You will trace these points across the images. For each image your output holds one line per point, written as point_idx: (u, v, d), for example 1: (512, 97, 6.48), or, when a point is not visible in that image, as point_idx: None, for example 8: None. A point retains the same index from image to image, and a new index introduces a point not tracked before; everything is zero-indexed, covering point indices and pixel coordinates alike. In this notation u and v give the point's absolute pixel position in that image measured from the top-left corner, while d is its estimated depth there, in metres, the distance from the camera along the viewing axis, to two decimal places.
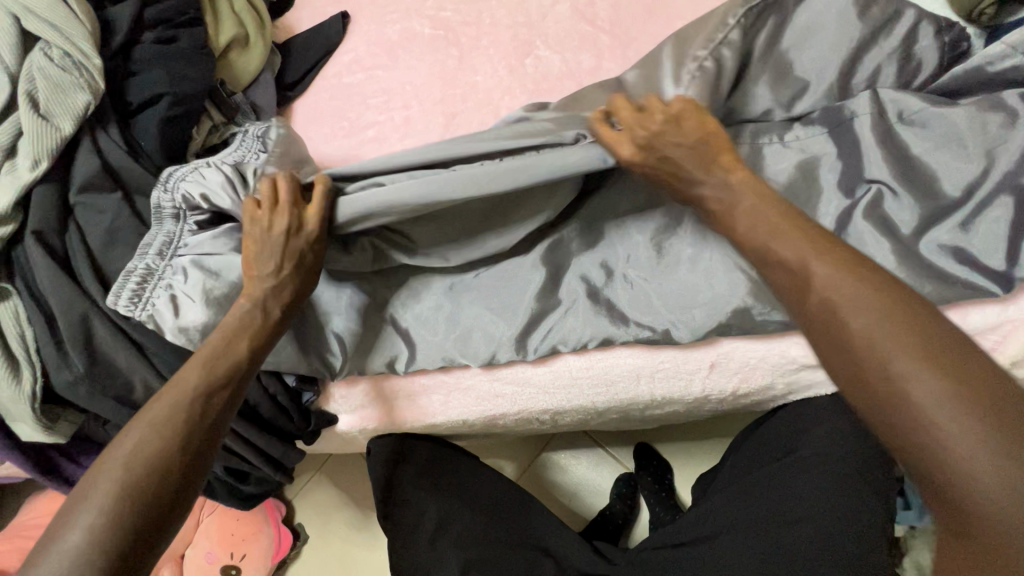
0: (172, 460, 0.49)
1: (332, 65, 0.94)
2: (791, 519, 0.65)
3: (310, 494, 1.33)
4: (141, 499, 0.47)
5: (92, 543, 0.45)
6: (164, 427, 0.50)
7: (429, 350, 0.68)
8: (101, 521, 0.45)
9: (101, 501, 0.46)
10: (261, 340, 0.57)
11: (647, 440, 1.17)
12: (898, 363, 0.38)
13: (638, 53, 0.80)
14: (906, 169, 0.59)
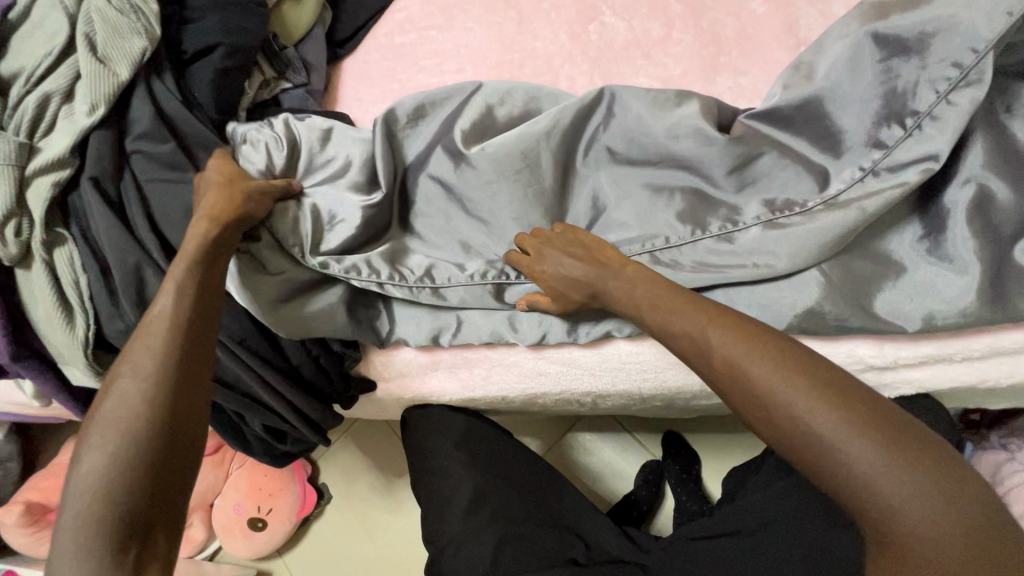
0: (149, 379, 0.48)
1: (385, 24, 0.91)
2: (839, 520, 0.64)
3: (335, 455, 1.35)
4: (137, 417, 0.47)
5: (103, 474, 0.45)
6: (134, 379, 0.48)
7: (478, 324, 0.67)
8: (106, 453, 0.46)
9: (103, 434, 0.46)
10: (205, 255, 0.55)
11: (676, 429, 1.15)
12: (753, 373, 0.45)
13: (713, 22, 0.74)
14: (1005, 165, 0.55)
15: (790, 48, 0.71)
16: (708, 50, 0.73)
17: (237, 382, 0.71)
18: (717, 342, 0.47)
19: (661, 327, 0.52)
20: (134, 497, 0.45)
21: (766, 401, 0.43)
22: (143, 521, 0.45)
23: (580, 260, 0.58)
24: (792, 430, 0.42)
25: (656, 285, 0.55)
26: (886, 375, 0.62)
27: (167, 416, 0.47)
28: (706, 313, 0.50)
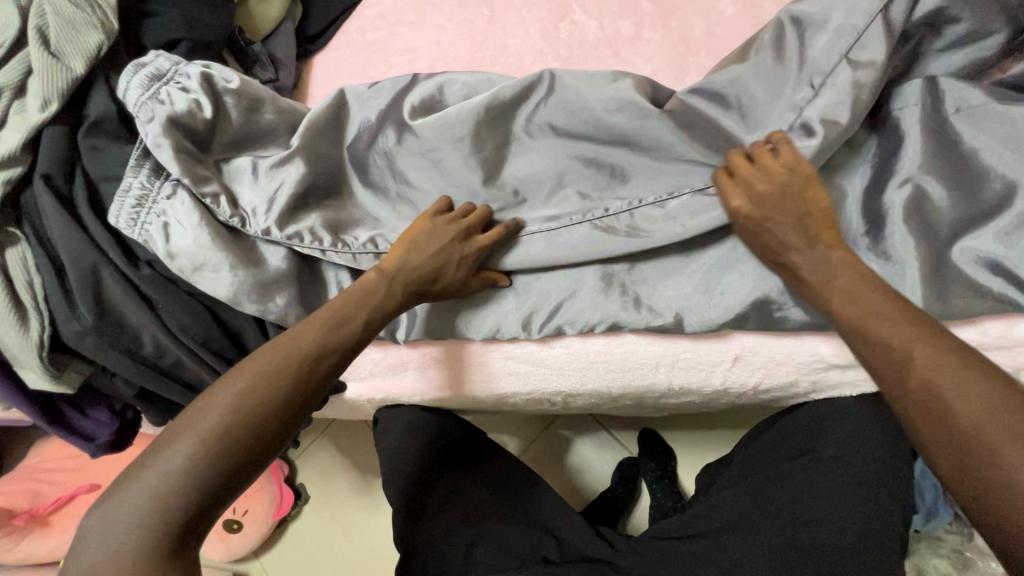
0: (278, 398, 0.49)
1: (356, 19, 0.90)
2: (807, 519, 0.65)
3: (312, 455, 1.34)
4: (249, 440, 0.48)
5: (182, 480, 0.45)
6: (255, 395, 0.49)
7: (432, 318, 0.66)
8: (198, 458, 0.46)
9: (195, 437, 0.47)
10: (375, 317, 0.56)
11: (653, 427, 1.16)
12: (976, 407, 0.39)
13: (682, 21, 0.74)
14: (956, 168, 0.56)
15: None
16: (677, 49, 0.73)
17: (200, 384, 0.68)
18: (922, 357, 0.42)
19: (853, 317, 0.46)
20: (196, 499, 0.46)
21: (962, 403, 0.39)
22: (194, 525, 0.46)
23: (782, 219, 0.51)
24: (972, 438, 0.38)
25: (863, 280, 0.48)
26: (848, 372, 0.63)
27: (252, 423, 0.48)
28: (914, 325, 0.43)
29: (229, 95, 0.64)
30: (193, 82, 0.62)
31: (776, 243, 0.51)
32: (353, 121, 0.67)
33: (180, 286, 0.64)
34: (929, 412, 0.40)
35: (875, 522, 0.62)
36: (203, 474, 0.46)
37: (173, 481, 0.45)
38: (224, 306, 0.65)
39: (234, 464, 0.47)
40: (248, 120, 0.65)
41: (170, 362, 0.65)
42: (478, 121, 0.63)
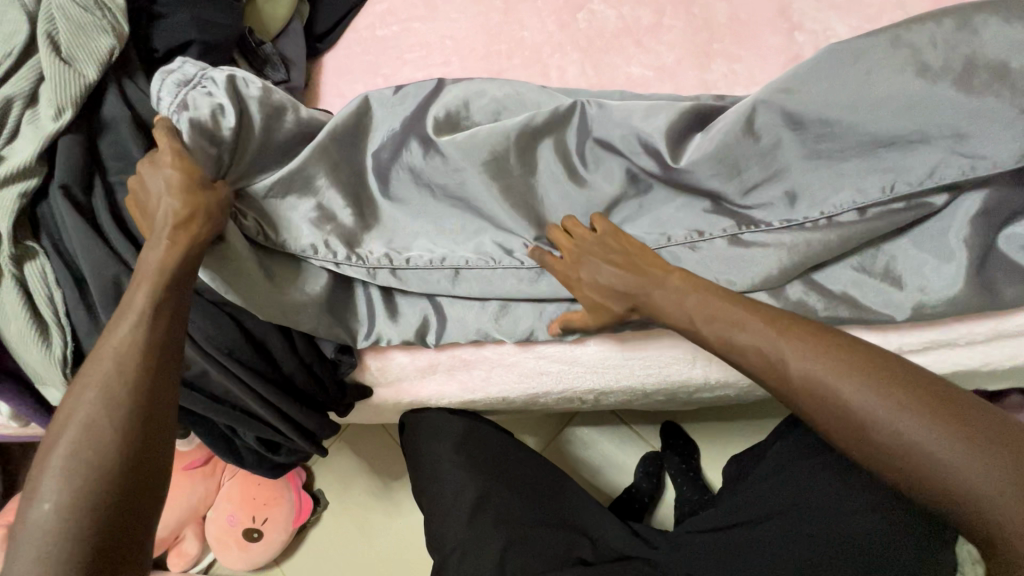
0: (116, 392, 0.46)
1: (365, 16, 0.88)
2: (852, 508, 0.64)
3: (329, 460, 1.33)
4: (97, 441, 0.45)
5: (68, 503, 0.43)
6: (100, 402, 0.46)
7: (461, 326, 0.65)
8: (69, 479, 0.44)
9: (60, 458, 0.44)
10: (188, 257, 0.52)
11: (675, 420, 1.15)
12: (864, 400, 0.44)
13: (704, 7, 0.72)
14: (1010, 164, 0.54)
15: (784, 31, 0.68)
16: (701, 36, 0.71)
17: (227, 394, 0.68)
18: (800, 371, 0.47)
19: (717, 335, 0.51)
20: (92, 516, 0.43)
21: (833, 401, 0.45)
22: (123, 538, 0.44)
23: (617, 265, 0.56)
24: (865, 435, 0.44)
25: (713, 291, 0.53)
26: None
27: (108, 426, 0.45)
28: (768, 321, 0.49)
29: (255, 105, 0.60)
30: (220, 87, 0.58)
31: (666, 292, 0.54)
32: (376, 130, 0.64)
33: (203, 297, 0.64)
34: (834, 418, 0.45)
35: (919, 504, 0.62)
36: (93, 491, 0.44)
37: (61, 507, 0.43)
38: (249, 314, 0.65)
39: (109, 475, 0.44)
40: (270, 128, 0.61)
41: (195, 373, 0.65)
42: (507, 141, 0.60)
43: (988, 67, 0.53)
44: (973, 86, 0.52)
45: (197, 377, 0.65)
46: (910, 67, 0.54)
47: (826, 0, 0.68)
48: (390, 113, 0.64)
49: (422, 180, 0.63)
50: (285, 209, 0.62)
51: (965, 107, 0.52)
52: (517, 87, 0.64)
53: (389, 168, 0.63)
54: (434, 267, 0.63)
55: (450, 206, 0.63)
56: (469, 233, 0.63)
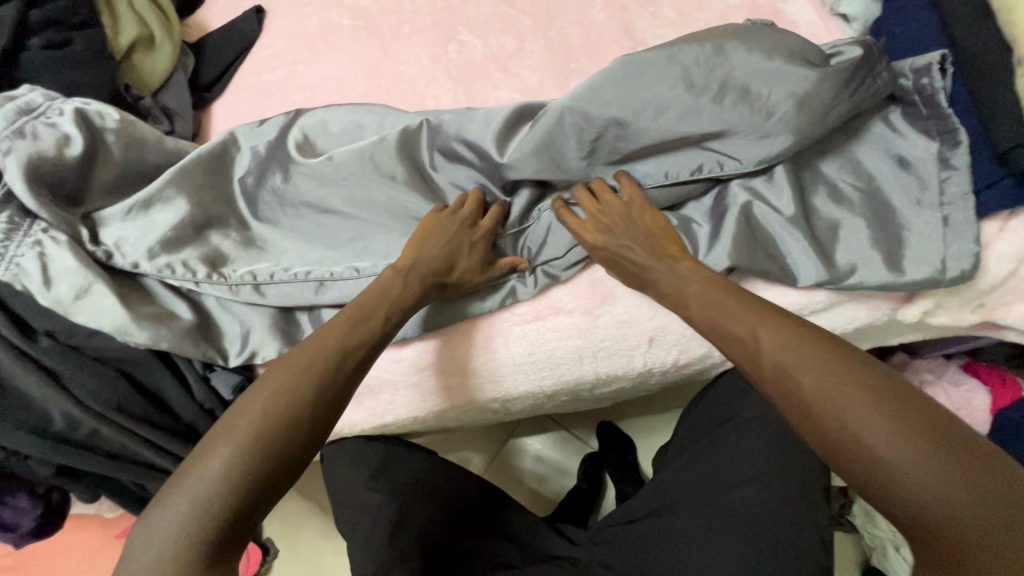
0: (296, 411, 0.49)
1: (250, 62, 0.90)
2: (736, 479, 0.67)
3: (275, 508, 1.28)
4: (257, 461, 0.46)
5: (202, 514, 0.44)
6: (275, 421, 0.48)
7: None
8: (217, 492, 0.45)
9: (214, 470, 0.45)
10: (400, 308, 0.59)
11: (611, 420, 1.19)
12: (806, 377, 0.45)
13: (559, 31, 0.78)
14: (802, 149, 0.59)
15: (629, 48, 0.75)
16: (559, 58, 0.77)
17: (126, 450, 0.67)
18: (767, 343, 0.48)
19: (705, 319, 0.53)
20: (244, 508, 0.45)
21: (822, 407, 0.43)
22: (225, 559, 0.44)
23: (638, 248, 0.58)
24: (845, 446, 0.42)
25: (707, 281, 0.55)
26: None
27: (264, 442, 0.47)
28: (736, 302, 0.52)
29: (109, 133, 0.66)
30: (68, 119, 0.64)
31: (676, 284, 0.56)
32: (242, 157, 0.70)
33: (86, 354, 0.63)
34: (784, 395, 0.46)
35: (790, 467, 0.66)
36: (240, 480, 0.45)
37: (220, 497, 0.44)
38: (137, 366, 0.65)
39: (266, 470, 0.47)
40: (129, 157, 0.67)
41: (86, 433, 0.64)
42: (362, 159, 0.67)
43: (744, 85, 0.58)
44: (732, 100, 0.58)
45: (89, 437, 0.65)
46: (680, 80, 0.59)
47: (663, 18, 0.75)
48: (255, 141, 0.71)
49: (286, 200, 0.69)
50: (150, 245, 0.64)
51: (722, 113, 0.59)
52: (370, 109, 0.71)
53: (255, 192, 0.69)
54: (298, 278, 0.65)
55: (313, 224, 0.68)
56: (331, 242, 0.67)
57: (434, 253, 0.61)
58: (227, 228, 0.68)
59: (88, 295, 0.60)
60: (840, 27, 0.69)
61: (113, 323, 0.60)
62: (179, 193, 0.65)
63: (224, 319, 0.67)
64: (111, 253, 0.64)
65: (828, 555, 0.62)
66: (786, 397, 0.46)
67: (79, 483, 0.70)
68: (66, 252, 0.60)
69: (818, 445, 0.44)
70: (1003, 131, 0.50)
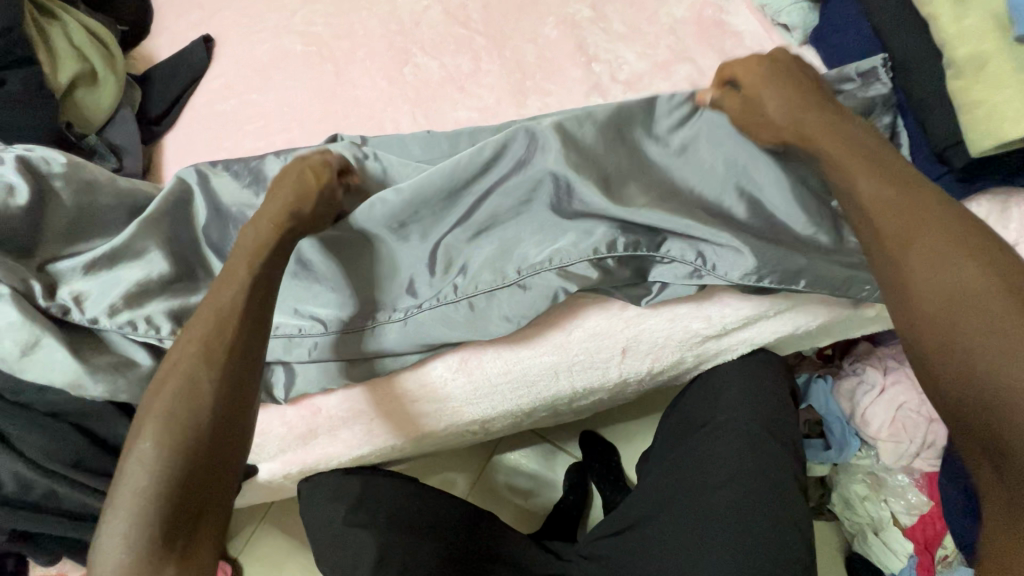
0: (204, 376, 0.48)
1: (201, 93, 0.88)
2: (717, 483, 0.68)
3: (256, 546, 1.19)
4: (183, 426, 0.46)
5: (148, 472, 0.44)
6: (189, 391, 0.48)
7: (309, 378, 0.66)
8: (153, 450, 0.45)
9: (153, 429, 0.46)
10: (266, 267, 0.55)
11: (593, 428, 1.19)
12: (917, 240, 0.45)
13: (514, 50, 0.79)
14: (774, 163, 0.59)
15: (583, 63, 0.75)
16: (515, 76, 0.77)
17: (85, 508, 0.63)
18: (868, 195, 0.48)
19: (836, 156, 0.51)
20: (172, 479, 0.45)
21: (936, 292, 0.43)
22: (175, 522, 0.44)
23: (790, 105, 0.54)
24: (956, 348, 0.41)
25: (840, 134, 0.52)
26: (724, 340, 0.68)
27: (189, 406, 0.47)
28: (846, 145, 0.51)
29: (57, 178, 0.63)
30: (10, 167, 0.60)
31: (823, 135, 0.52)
32: (202, 196, 0.67)
33: (38, 410, 0.59)
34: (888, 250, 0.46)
35: (768, 467, 0.67)
36: (194, 425, 0.47)
37: (156, 474, 0.44)
38: (95, 419, 0.61)
39: (205, 438, 0.47)
40: (80, 201, 0.64)
41: (41, 495, 0.60)
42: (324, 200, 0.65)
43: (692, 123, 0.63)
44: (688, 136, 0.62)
45: (44, 498, 0.61)
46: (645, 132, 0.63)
47: (614, 33, 0.76)
48: (210, 179, 0.67)
49: None
50: (116, 297, 0.61)
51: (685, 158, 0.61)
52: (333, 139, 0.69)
53: (222, 236, 0.66)
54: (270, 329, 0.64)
55: None
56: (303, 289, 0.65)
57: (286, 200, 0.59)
58: (195, 275, 0.65)
59: (38, 349, 0.57)
60: (782, 35, 0.71)
61: (66, 376, 0.57)
62: (148, 241, 0.63)
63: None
64: (72, 308, 0.61)
65: (808, 550, 0.63)
66: (891, 249, 0.46)
67: (38, 545, 0.66)
68: (8, 305, 0.57)
69: (917, 310, 0.43)
70: (940, 130, 0.53)
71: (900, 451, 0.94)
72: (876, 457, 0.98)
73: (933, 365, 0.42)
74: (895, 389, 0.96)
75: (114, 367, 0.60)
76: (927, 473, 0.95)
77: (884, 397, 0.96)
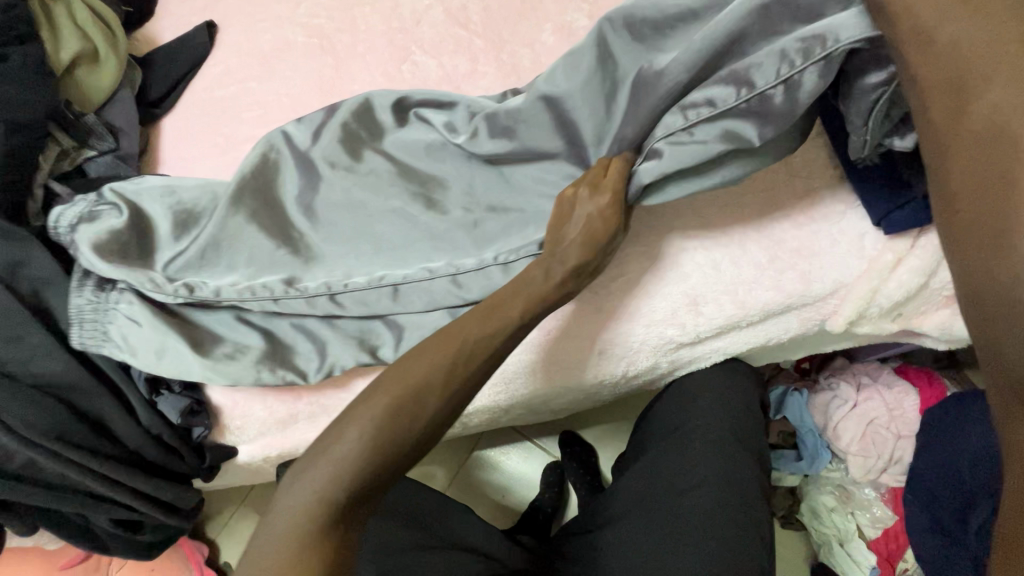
0: (450, 382, 0.49)
1: (201, 79, 0.89)
2: (684, 486, 0.70)
3: (232, 529, 1.18)
4: (413, 420, 0.48)
5: (351, 464, 0.45)
6: (419, 392, 0.48)
7: (336, 348, 0.65)
8: (366, 438, 0.46)
9: (375, 416, 0.47)
10: (532, 305, 0.54)
11: (572, 428, 1.21)
12: (1021, 128, 0.40)
13: (512, 54, 0.80)
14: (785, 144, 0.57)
15: None
16: (510, 79, 0.79)
17: (63, 480, 0.64)
18: (980, 76, 0.42)
19: (920, 18, 0.45)
20: (365, 480, 0.45)
21: (1008, 195, 0.40)
22: (352, 511, 0.45)
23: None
24: (1003, 241, 0.39)
25: (984, 19, 0.43)
26: (698, 347, 0.70)
27: (422, 397, 0.48)
28: (1006, 46, 0.42)
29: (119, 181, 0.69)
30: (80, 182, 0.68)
31: (907, 20, 0.46)
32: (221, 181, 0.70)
33: (22, 382, 0.60)
34: (974, 146, 0.42)
35: (732, 474, 0.69)
36: (409, 424, 0.47)
37: (349, 463, 0.45)
38: (80, 393, 0.63)
39: (395, 449, 0.47)
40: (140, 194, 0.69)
41: (21, 465, 0.61)
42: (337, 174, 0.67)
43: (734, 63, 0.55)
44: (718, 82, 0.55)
45: (24, 468, 0.61)
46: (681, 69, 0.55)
47: None
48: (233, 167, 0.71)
49: (268, 214, 0.66)
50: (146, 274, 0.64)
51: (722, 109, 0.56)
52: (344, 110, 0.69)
53: None
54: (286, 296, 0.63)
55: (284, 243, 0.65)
56: (322, 257, 0.65)
57: (568, 244, 0.56)
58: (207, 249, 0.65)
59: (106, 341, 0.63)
60: None
61: None
62: (184, 225, 0.67)
63: (224, 348, 0.65)
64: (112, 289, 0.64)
65: (765, 555, 0.66)
66: (980, 142, 0.42)
67: (13, 518, 0.66)
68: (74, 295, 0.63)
69: (969, 182, 0.42)
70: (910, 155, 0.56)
71: (869, 465, 0.96)
72: (845, 471, 1.01)
73: (970, 254, 0.41)
74: (863, 406, 0.99)
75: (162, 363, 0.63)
76: (892, 487, 0.98)
77: (855, 412, 0.99)
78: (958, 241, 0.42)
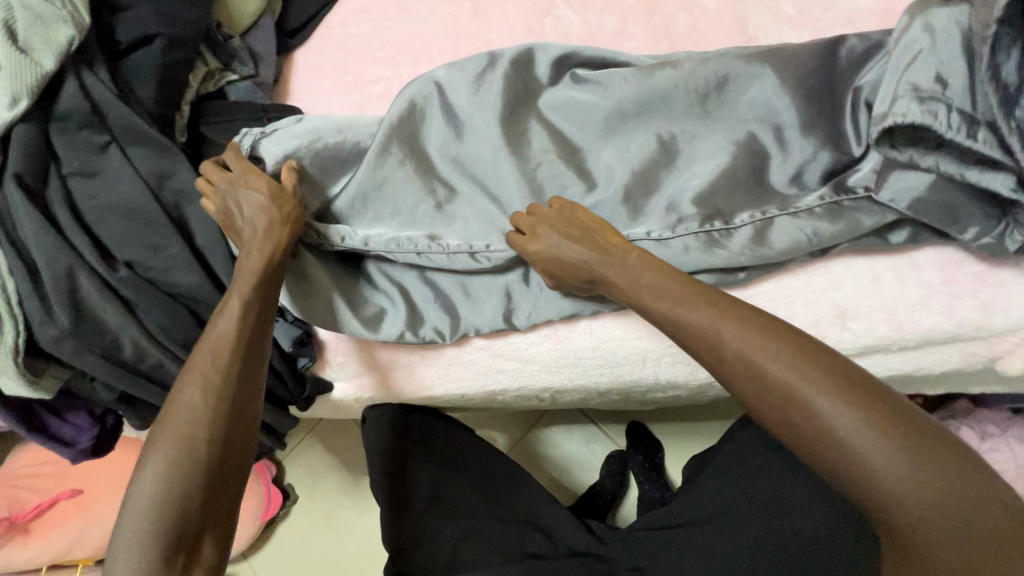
0: (214, 396, 0.53)
1: (337, 14, 0.89)
2: (786, 507, 0.67)
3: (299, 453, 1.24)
4: (187, 438, 0.51)
5: (170, 479, 0.50)
6: (192, 414, 0.52)
7: (466, 313, 0.67)
8: (172, 454, 0.50)
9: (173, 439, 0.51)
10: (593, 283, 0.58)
11: (640, 420, 1.17)
12: (832, 415, 0.44)
13: (666, 18, 0.74)
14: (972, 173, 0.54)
15: (740, 44, 0.70)
16: (661, 45, 0.73)
17: None
18: (736, 354, 0.48)
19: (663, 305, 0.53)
20: (210, 482, 0.51)
21: (831, 467, 0.44)
22: (208, 513, 0.51)
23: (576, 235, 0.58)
24: (879, 508, 0.42)
25: (657, 267, 0.54)
26: None
27: (199, 409, 0.52)
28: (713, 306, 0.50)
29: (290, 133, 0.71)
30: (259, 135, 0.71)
31: (636, 287, 0.55)
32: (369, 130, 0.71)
33: (161, 288, 0.64)
34: (778, 423, 0.46)
35: (843, 506, 0.65)
36: (194, 441, 0.51)
37: (165, 478, 0.50)
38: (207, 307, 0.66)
39: (210, 460, 0.51)
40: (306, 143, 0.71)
41: (151, 366, 0.64)
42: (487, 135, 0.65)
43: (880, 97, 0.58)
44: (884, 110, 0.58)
45: (154, 370, 0.65)
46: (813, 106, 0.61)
47: (781, 15, 0.70)
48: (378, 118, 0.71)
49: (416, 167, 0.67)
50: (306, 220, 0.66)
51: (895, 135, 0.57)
52: (502, 64, 0.66)
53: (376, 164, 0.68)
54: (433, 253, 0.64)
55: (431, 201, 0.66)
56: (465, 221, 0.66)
57: (565, 248, 0.58)
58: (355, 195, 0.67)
59: None
60: None
61: None
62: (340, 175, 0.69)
63: (370, 296, 0.68)
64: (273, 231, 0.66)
65: None
66: (781, 424, 0.46)
67: (134, 412, 0.71)
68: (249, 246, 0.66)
69: (809, 457, 0.45)
70: None
71: None
72: None
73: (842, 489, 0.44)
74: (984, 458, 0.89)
75: (313, 310, 0.66)
76: None
77: None
78: (830, 479, 0.45)
